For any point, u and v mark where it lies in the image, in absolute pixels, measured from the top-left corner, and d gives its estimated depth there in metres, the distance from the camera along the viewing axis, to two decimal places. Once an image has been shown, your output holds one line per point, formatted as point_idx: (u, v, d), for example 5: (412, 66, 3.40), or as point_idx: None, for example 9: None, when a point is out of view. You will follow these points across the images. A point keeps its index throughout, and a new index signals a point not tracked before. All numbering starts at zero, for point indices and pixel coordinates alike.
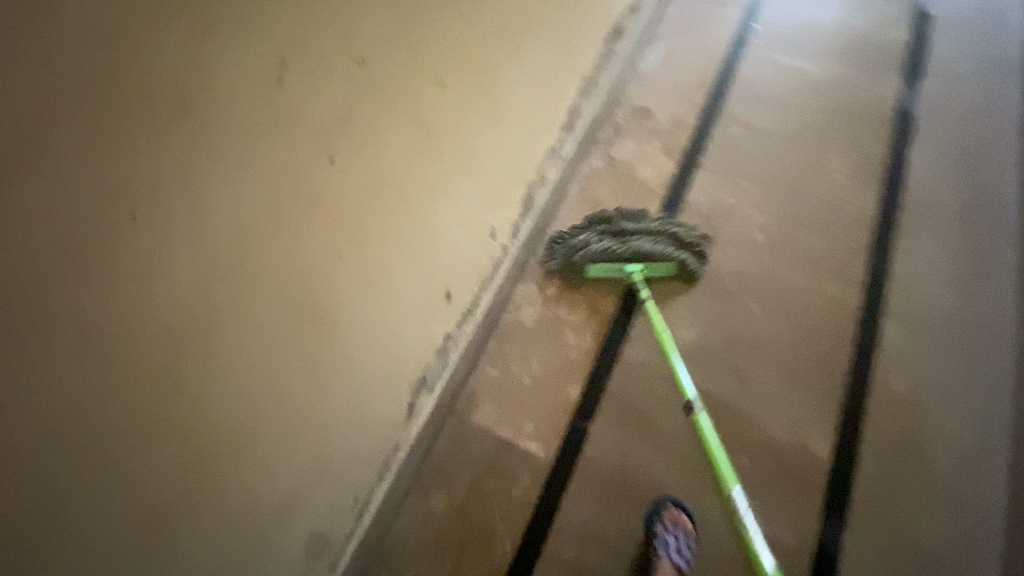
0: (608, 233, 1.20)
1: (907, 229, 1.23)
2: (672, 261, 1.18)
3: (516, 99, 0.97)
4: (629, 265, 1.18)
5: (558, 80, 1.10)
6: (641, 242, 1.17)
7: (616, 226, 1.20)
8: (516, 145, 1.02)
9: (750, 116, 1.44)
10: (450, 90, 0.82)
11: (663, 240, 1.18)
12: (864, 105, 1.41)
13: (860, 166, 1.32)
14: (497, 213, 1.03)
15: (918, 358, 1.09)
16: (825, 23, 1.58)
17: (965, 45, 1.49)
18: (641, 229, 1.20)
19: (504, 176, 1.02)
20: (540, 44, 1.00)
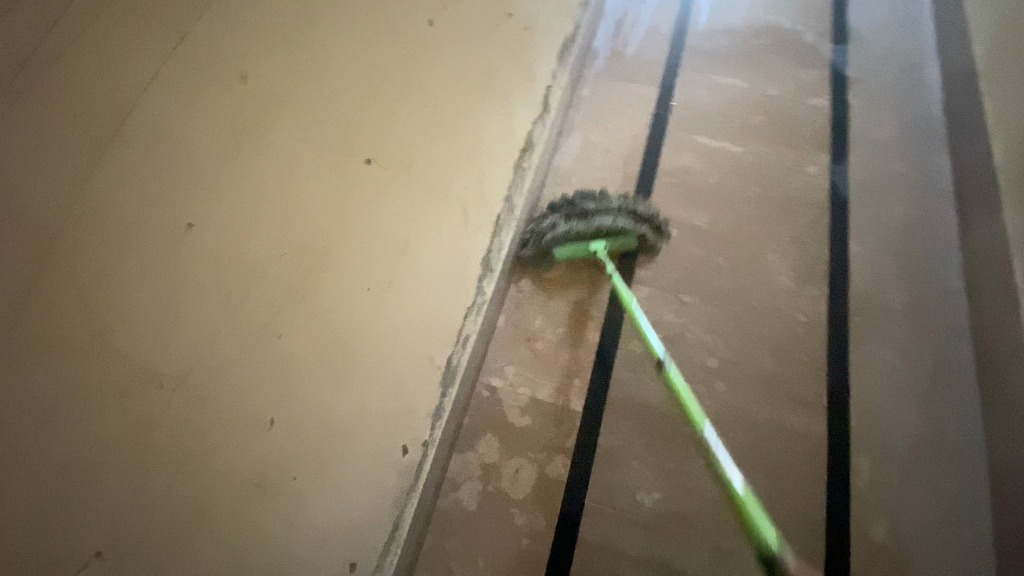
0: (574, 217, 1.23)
1: (861, 335, 1.14)
2: (631, 236, 1.23)
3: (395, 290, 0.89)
4: (591, 235, 1.22)
5: (458, 242, 0.99)
6: (603, 218, 1.22)
7: (578, 207, 1.24)
8: (412, 331, 0.90)
9: (682, 212, 1.33)
10: (289, 329, 0.75)
11: (623, 215, 1.23)
12: (795, 189, 1.34)
13: (801, 264, 1.24)
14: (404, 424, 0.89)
15: (895, 497, 1.00)
16: (742, 97, 1.51)
17: (885, 112, 1.45)
18: (603, 208, 1.24)
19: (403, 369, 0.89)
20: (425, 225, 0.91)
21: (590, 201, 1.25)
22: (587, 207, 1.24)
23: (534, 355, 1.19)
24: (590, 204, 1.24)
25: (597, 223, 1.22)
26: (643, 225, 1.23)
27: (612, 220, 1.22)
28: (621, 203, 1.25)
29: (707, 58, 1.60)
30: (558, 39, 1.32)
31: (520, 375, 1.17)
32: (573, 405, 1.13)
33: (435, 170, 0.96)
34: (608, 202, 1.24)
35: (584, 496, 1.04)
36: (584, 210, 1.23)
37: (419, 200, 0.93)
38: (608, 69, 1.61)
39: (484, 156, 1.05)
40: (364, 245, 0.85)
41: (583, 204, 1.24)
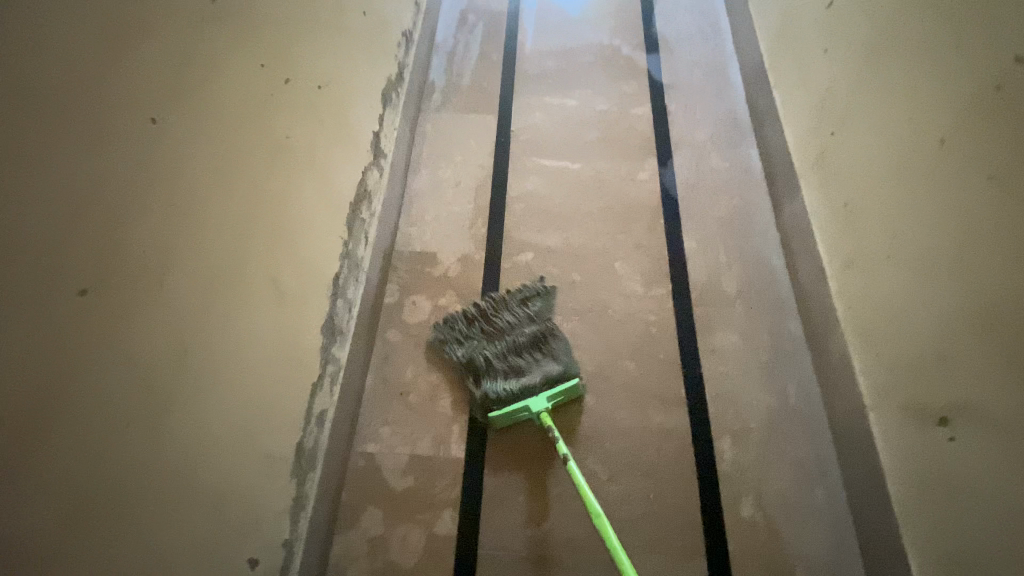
0: (481, 339, 1.15)
1: (708, 324, 1.23)
2: (570, 381, 1.10)
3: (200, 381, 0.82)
4: (524, 393, 1.08)
5: (292, 315, 0.96)
6: (519, 340, 1.14)
7: (488, 330, 1.16)
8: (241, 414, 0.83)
9: (534, 235, 1.36)
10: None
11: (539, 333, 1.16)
12: (634, 196, 1.43)
13: (648, 267, 1.31)
14: (251, 533, 0.83)
15: (757, 472, 1.08)
16: (574, 115, 1.59)
17: (699, 112, 1.60)
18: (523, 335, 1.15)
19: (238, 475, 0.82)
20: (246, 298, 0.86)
21: (500, 322, 1.17)
22: (499, 328, 1.16)
23: (409, 409, 1.15)
24: (504, 322, 1.17)
25: (508, 343, 1.14)
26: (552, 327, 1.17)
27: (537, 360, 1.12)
28: (534, 319, 1.18)
29: (539, 80, 1.67)
30: (376, 82, 1.31)
31: (397, 433, 1.12)
32: (455, 452, 1.10)
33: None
34: (514, 321, 1.17)
35: (477, 545, 1.02)
36: (495, 334, 1.16)
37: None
38: (448, 101, 1.62)
39: (307, 220, 1.03)
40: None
41: (497, 323, 1.17)
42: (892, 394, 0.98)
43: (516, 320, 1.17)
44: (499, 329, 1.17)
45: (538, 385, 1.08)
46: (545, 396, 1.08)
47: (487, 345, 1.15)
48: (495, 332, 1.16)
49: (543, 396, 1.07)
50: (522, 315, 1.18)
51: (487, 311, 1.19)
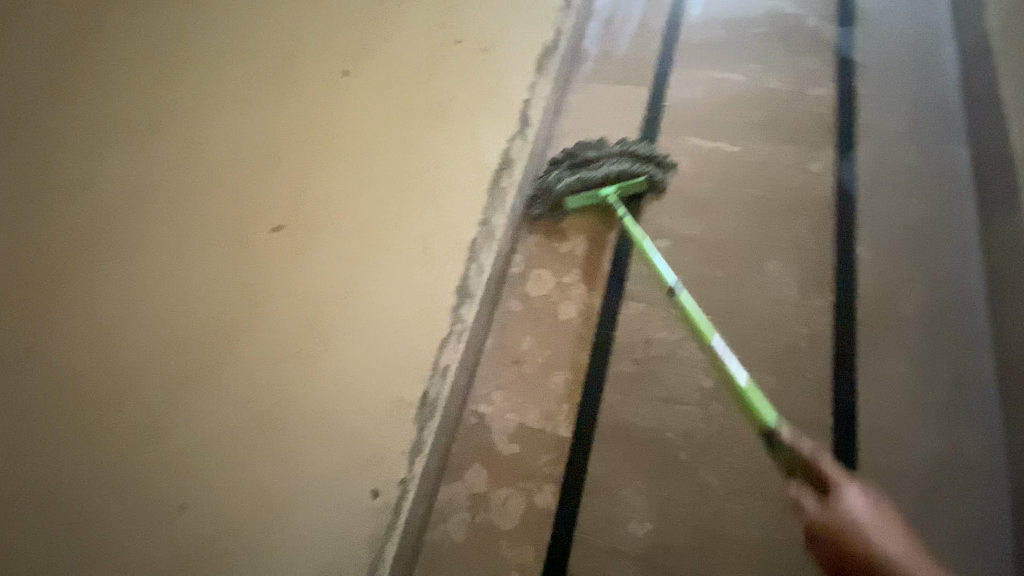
0: (576, 167, 1.27)
1: (870, 349, 1.06)
2: (639, 179, 1.27)
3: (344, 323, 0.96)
4: (600, 185, 1.25)
5: (425, 274, 1.02)
6: (609, 165, 1.26)
7: (579, 157, 1.28)
8: (376, 359, 0.95)
9: (674, 222, 1.27)
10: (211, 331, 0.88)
11: (626, 159, 1.27)
12: (797, 190, 1.26)
13: (802, 271, 1.16)
14: (375, 465, 0.91)
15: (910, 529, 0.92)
16: (737, 92, 1.43)
17: (897, 98, 1.35)
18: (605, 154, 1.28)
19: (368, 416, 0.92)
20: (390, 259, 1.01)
21: (590, 149, 1.29)
22: (589, 152, 1.28)
23: (523, 380, 1.16)
24: (596, 153, 1.28)
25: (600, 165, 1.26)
26: (646, 166, 1.27)
27: (616, 162, 1.27)
28: (625, 150, 1.28)
29: (700, 51, 1.52)
30: (534, 48, 1.28)
31: (508, 401, 1.14)
32: (562, 432, 1.09)
33: (377, 205, 1.04)
34: (607, 148, 1.28)
35: (574, 526, 1.01)
36: (585, 160, 1.27)
37: (368, 233, 1.01)
38: (597, 70, 1.55)
39: (447, 187, 1.09)
40: (317, 282, 0.96)
41: (590, 155, 1.27)
42: None
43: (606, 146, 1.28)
44: (594, 163, 1.28)
45: (612, 175, 1.25)
46: (615, 186, 1.25)
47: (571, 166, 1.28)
48: (586, 161, 1.28)
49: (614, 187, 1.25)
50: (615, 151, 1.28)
51: (582, 148, 1.29)
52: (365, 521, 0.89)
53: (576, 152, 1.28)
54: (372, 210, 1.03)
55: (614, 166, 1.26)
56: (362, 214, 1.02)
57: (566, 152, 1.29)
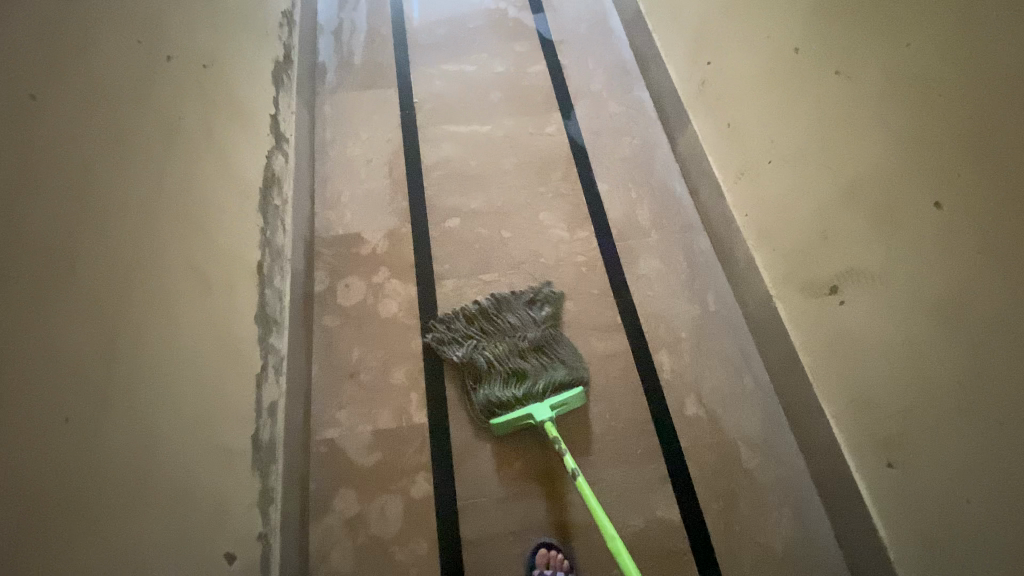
0: (479, 329, 1.17)
1: (632, 256, 1.32)
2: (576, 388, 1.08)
3: (154, 386, 0.74)
4: (529, 399, 1.06)
5: (217, 311, 0.91)
6: (537, 381, 1.08)
7: (484, 324, 1.17)
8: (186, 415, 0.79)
9: (456, 199, 1.38)
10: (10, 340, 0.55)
11: (566, 372, 1.11)
12: (543, 150, 1.48)
13: (568, 213, 1.38)
14: (221, 533, 0.80)
15: (695, 375, 1.19)
16: (474, 80, 1.61)
17: (590, 63, 1.67)
18: (521, 338, 1.15)
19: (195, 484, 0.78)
20: (174, 296, 0.83)
21: (500, 322, 1.17)
22: (499, 325, 1.16)
23: (362, 388, 1.14)
24: (506, 323, 1.17)
25: (511, 344, 1.14)
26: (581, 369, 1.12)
27: (545, 377, 1.09)
28: (540, 325, 1.17)
29: (432, 50, 1.66)
30: (266, 63, 1.27)
31: (355, 414, 1.11)
32: (417, 419, 1.11)
33: (132, 223, 0.76)
34: (517, 322, 1.17)
35: (454, 496, 1.04)
36: (489, 325, 1.17)
37: (147, 264, 0.78)
38: (342, 81, 1.57)
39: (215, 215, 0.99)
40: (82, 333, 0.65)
41: (499, 323, 1.17)
42: (793, 277, 1.09)
43: (522, 326, 1.16)
44: (500, 325, 1.17)
45: (539, 392, 1.06)
46: (548, 406, 1.04)
47: (488, 344, 1.15)
48: (496, 329, 1.16)
49: (545, 412, 1.03)
50: (527, 319, 1.18)
51: (490, 308, 1.18)
52: None
53: (484, 314, 1.17)
54: (140, 242, 0.78)
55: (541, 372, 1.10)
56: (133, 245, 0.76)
57: (469, 312, 1.18)
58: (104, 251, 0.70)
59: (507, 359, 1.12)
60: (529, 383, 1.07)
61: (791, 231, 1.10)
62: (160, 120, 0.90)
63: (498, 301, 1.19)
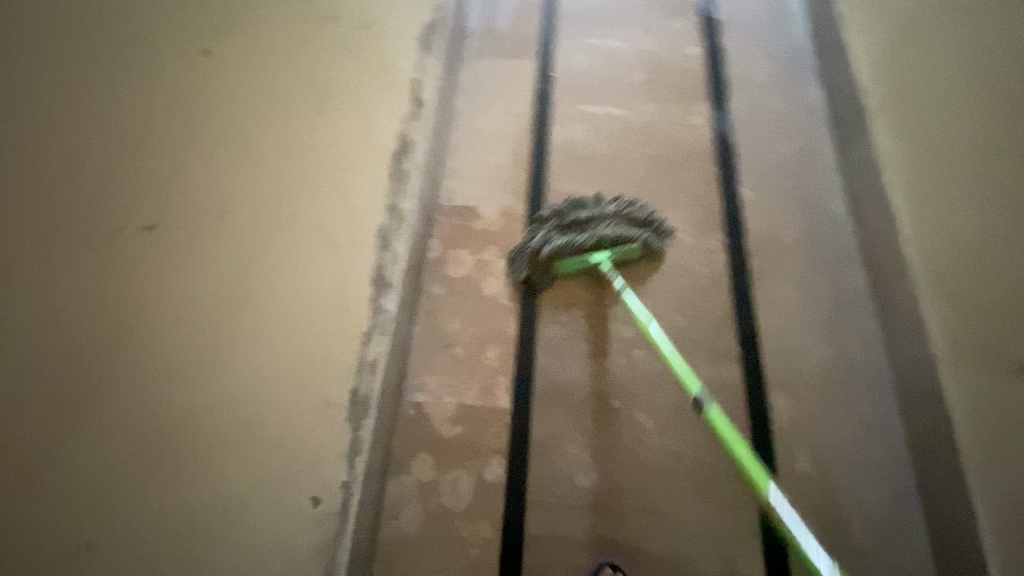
0: (564, 227, 1.17)
1: (763, 278, 1.17)
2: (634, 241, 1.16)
3: (250, 339, 0.88)
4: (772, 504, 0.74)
5: (332, 268, 0.98)
6: (601, 229, 1.15)
7: (568, 217, 1.18)
8: (285, 354, 0.90)
9: (578, 185, 1.32)
10: (163, 329, 0.82)
11: (621, 223, 1.17)
12: (683, 144, 1.35)
13: (698, 217, 1.25)
14: (311, 473, 0.87)
15: (813, 425, 1.04)
16: (621, 58, 1.50)
17: (756, 50, 1.47)
18: (597, 216, 1.17)
19: (289, 426, 0.88)
20: (293, 251, 0.95)
21: (583, 210, 1.18)
22: (580, 212, 1.18)
23: (454, 361, 1.15)
24: (587, 214, 1.17)
25: (592, 214, 1.17)
26: (642, 231, 1.17)
27: (610, 227, 1.16)
28: (621, 212, 1.18)
29: (580, 22, 1.57)
30: (414, 27, 1.29)
31: (444, 385, 1.13)
32: (500, 404, 1.10)
33: (253, 220, 0.93)
34: (600, 208, 1.18)
35: (525, 490, 1.03)
36: (576, 221, 1.17)
37: (259, 238, 0.93)
38: (484, 48, 1.55)
39: (345, 176, 1.05)
40: (195, 287, 0.86)
41: (580, 214, 1.18)
42: (967, 338, 0.90)
43: (598, 206, 1.18)
44: (581, 214, 1.18)
45: (605, 241, 1.14)
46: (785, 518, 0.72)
47: (575, 232, 1.17)
48: (574, 211, 1.19)
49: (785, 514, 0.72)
50: (605, 211, 1.18)
51: (577, 205, 1.19)
52: (309, 531, 0.85)
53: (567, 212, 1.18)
54: (247, 206, 0.93)
55: (605, 226, 1.16)
56: (251, 233, 0.92)
57: (557, 210, 1.19)
58: (234, 249, 0.90)
59: (582, 227, 1.17)
60: (598, 234, 1.14)
61: (971, 277, 0.91)
62: (303, 91, 1.05)
63: (579, 202, 1.20)
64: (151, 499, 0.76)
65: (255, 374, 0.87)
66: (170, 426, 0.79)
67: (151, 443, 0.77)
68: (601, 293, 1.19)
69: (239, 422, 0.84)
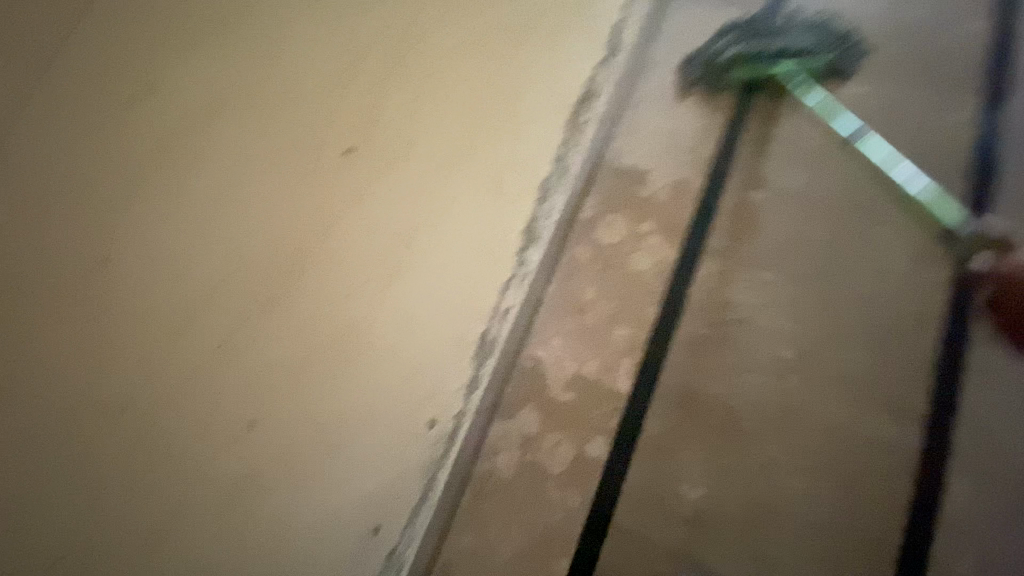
0: (749, 36, 1.17)
1: (984, 336, 0.94)
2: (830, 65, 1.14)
3: (411, 264, 0.90)
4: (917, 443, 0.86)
5: (492, 212, 0.99)
6: (795, 39, 1.14)
7: (758, 26, 1.17)
8: (432, 285, 0.92)
9: (773, 172, 1.13)
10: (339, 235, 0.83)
11: (809, 30, 1.15)
12: (927, 145, 1.07)
13: (918, 241, 1.01)
14: (433, 398, 0.94)
15: (991, 528, 0.85)
16: (877, 19, 1.18)
17: None
18: (789, 23, 1.17)
19: (420, 351, 0.92)
20: (458, 186, 0.95)
21: (773, 21, 1.18)
22: (777, 29, 1.16)
23: (582, 329, 1.12)
24: (782, 22, 1.17)
25: (784, 23, 1.17)
26: (836, 48, 1.14)
27: (804, 36, 1.15)
28: (818, 28, 1.16)
29: None
30: None
31: (566, 349, 1.12)
32: (620, 386, 1.06)
33: (436, 145, 0.92)
34: (793, 19, 1.16)
35: (623, 478, 1.00)
36: (759, 29, 1.17)
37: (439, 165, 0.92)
38: None
39: (524, 117, 1.02)
40: (372, 218, 0.86)
41: (774, 24, 1.17)
42: None
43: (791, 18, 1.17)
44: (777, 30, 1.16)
45: (798, 52, 1.14)
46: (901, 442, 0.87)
47: (770, 40, 1.15)
48: (766, 28, 1.17)
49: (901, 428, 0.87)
50: (801, 22, 1.17)
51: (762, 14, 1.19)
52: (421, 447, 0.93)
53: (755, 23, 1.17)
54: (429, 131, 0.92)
55: (796, 36, 1.14)
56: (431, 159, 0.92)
57: (743, 21, 1.19)
58: (411, 171, 0.90)
59: (771, 35, 1.16)
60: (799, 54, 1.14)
61: None
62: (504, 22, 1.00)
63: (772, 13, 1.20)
64: (306, 399, 0.81)
65: (405, 300, 0.90)
66: (330, 328, 0.82)
67: (310, 343, 0.81)
68: (765, 300, 1.04)
69: (384, 338, 0.88)
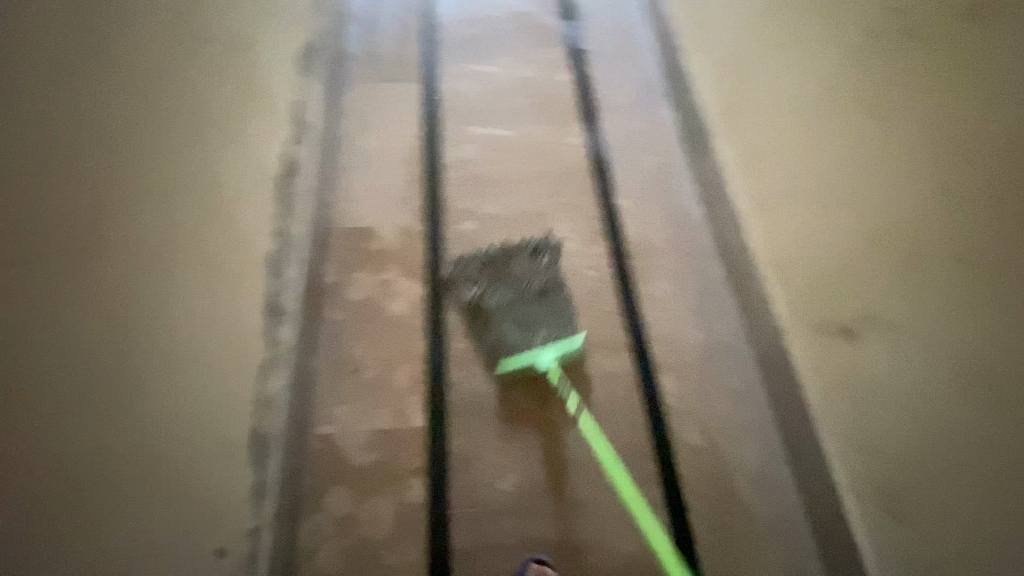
0: (489, 274, 1.12)
1: (644, 276, 1.31)
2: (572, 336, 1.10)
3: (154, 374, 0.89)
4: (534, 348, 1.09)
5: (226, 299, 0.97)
6: (535, 314, 1.09)
7: (498, 267, 1.12)
8: (186, 391, 0.89)
9: (472, 205, 1.36)
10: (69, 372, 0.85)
11: (529, 290, 1.11)
12: (565, 160, 1.46)
13: (584, 226, 1.37)
14: None
15: (697, 401, 1.17)
16: (504, 84, 1.57)
17: (621, 73, 1.60)
18: (528, 274, 1.13)
19: (192, 463, 0.85)
20: (190, 287, 0.95)
21: (517, 262, 1.13)
22: (515, 279, 1.11)
23: (362, 387, 1.12)
24: (519, 272, 1.12)
25: (514, 286, 1.11)
26: (540, 274, 1.12)
27: (536, 307, 1.09)
28: (548, 271, 1.13)
29: (461, 49, 1.62)
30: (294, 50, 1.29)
31: (352, 412, 1.10)
32: (415, 423, 1.09)
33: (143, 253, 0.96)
34: (536, 276, 1.12)
35: (447, 505, 1.03)
36: (496, 271, 1.12)
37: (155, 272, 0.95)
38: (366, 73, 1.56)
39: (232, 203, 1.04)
40: (96, 333, 0.88)
41: (511, 270, 1.12)
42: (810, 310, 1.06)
43: (529, 285, 1.11)
44: (511, 273, 1.12)
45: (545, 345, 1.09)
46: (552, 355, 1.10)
47: (501, 289, 1.11)
48: (510, 277, 1.12)
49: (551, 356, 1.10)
50: (533, 270, 1.13)
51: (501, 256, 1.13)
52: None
53: (493, 260, 1.12)
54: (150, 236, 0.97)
55: (536, 313, 1.09)
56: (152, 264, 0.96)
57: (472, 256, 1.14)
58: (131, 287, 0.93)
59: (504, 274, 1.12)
60: (537, 338, 1.09)
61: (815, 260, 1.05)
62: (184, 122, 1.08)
63: (508, 252, 1.14)
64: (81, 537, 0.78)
65: (168, 409, 0.87)
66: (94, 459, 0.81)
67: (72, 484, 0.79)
68: None
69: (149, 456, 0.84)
